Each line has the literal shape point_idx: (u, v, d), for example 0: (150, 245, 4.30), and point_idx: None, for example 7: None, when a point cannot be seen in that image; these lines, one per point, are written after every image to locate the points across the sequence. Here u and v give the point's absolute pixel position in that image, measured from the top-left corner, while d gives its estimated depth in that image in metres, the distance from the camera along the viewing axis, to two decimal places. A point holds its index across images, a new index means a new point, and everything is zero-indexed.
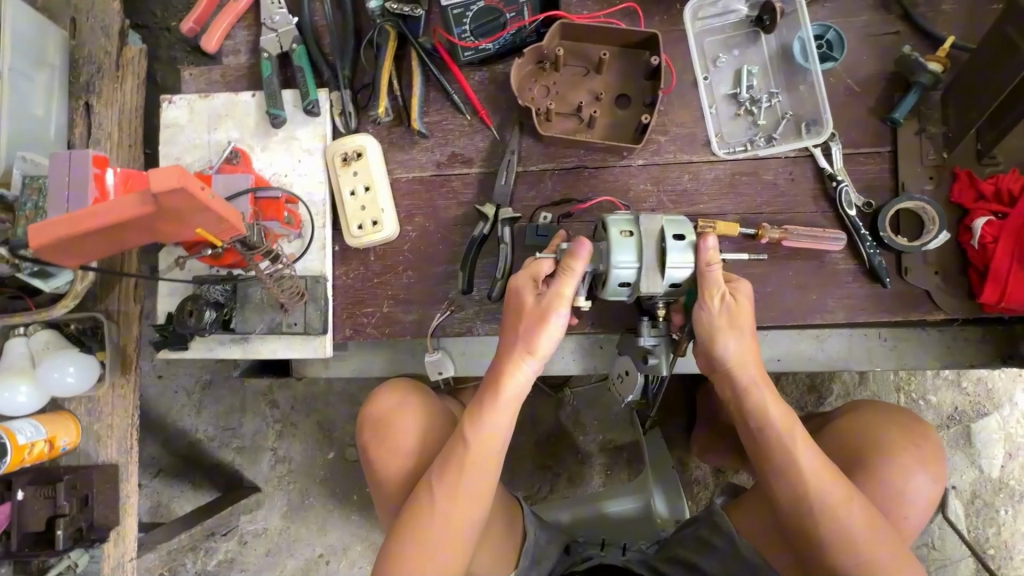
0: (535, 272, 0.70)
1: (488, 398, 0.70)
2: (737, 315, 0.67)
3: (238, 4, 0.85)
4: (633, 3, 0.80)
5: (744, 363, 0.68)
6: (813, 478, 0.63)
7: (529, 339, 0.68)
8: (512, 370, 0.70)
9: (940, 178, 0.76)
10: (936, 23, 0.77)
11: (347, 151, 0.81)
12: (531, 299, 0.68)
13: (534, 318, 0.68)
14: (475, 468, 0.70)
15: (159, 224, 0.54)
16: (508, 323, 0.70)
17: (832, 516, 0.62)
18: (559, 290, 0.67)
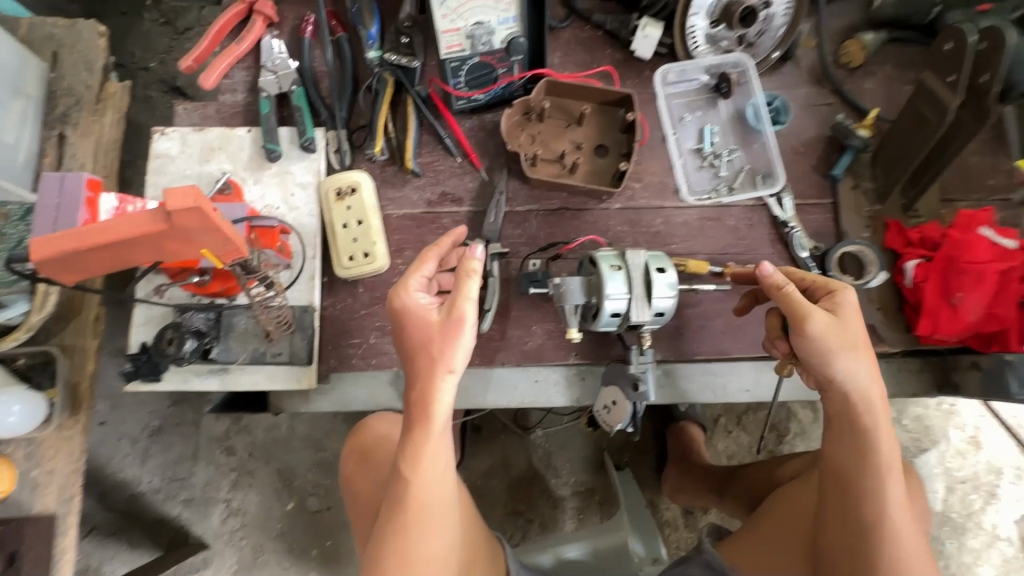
0: (423, 269, 0.69)
1: (421, 426, 0.64)
2: (851, 337, 0.66)
3: (238, 48, 0.88)
4: (608, 67, 0.90)
5: (860, 383, 0.67)
6: (900, 499, 0.67)
7: (445, 355, 0.62)
8: (436, 393, 0.63)
9: (875, 228, 0.87)
10: (860, 98, 0.91)
11: (342, 186, 0.83)
12: (432, 313, 0.64)
13: (441, 332, 0.63)
14: (420, 510, 0.64)
15: (167, 242, 0.54)
16: (406, 345, 0.66)
17: (899, 544, 0.66)
18: (456, 298, 0.62)
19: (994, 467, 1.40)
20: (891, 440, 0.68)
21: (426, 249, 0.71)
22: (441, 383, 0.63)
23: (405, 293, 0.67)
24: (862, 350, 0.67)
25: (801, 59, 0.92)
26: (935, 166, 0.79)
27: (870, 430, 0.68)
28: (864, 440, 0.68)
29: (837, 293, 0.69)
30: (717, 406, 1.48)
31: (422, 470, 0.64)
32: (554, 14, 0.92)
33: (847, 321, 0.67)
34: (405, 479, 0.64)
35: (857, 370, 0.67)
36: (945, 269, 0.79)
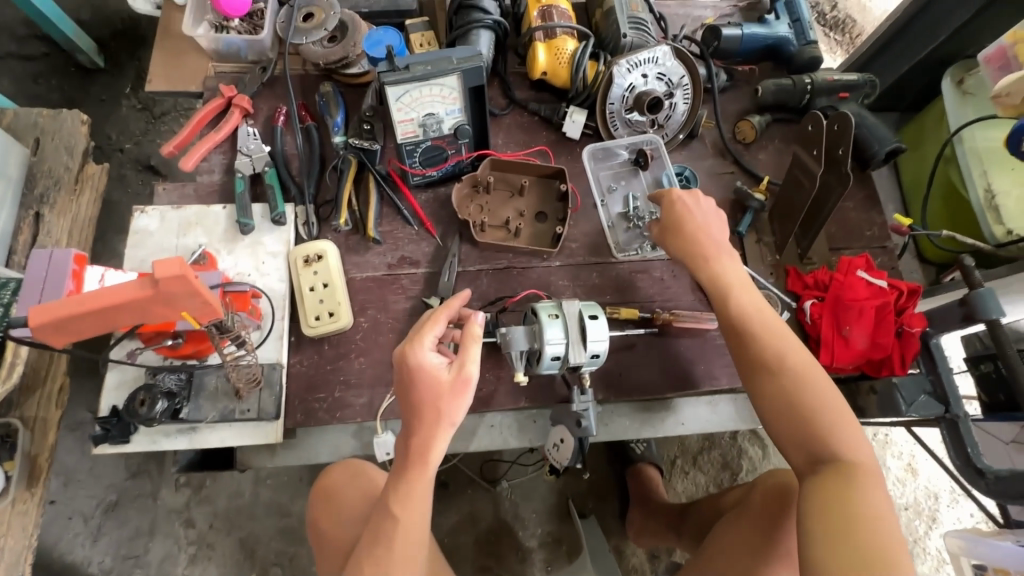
0: (436, 320, 0.72)
1: (416, 471, 0.70)
2: (670, 217, 0.88)
3: (216, 136, 0.99)
4: (544, 145, 1.06)
5: (687, 243, 0.86)
6: (755, 320, 0.80)
7: (448, 416, 0.70)
8: (436, 442, 0.70)
9: (777, 274, 1.01)
10: (754, 167, 1.08)
11: (310, 254, 0.93)
12: (443, 372, 0.70)
13: (450, 391, 0.69)
14: (405, 542, 0.70)
15: (152, 306, 0.61)
16: (407, 399, 0.70)
17: (769, 359, 0.77)
18: (464, 359, 0.71)
19: (931, 493, 1.62)
20: (732, 275, 0.84)
21: (435, 309, 0.74)
22: (441, 436, 0.70)
23: (419, 350, 0.70)
24: (685, 225, 0.87)
25: (704, 137, 1.10)
26: (817, 220, 0.94)
27: (712, 275, 0.84)
28: (713, 285, 0.83)
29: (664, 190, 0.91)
30: (673, 448, 1.57)
31: (411, 509, 0.70)
32: (497, 104, 1.08)
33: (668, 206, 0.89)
34: (391, 509, 0.71)
35: (685, 233, 0.87)
36: (834, 304, 0.93)
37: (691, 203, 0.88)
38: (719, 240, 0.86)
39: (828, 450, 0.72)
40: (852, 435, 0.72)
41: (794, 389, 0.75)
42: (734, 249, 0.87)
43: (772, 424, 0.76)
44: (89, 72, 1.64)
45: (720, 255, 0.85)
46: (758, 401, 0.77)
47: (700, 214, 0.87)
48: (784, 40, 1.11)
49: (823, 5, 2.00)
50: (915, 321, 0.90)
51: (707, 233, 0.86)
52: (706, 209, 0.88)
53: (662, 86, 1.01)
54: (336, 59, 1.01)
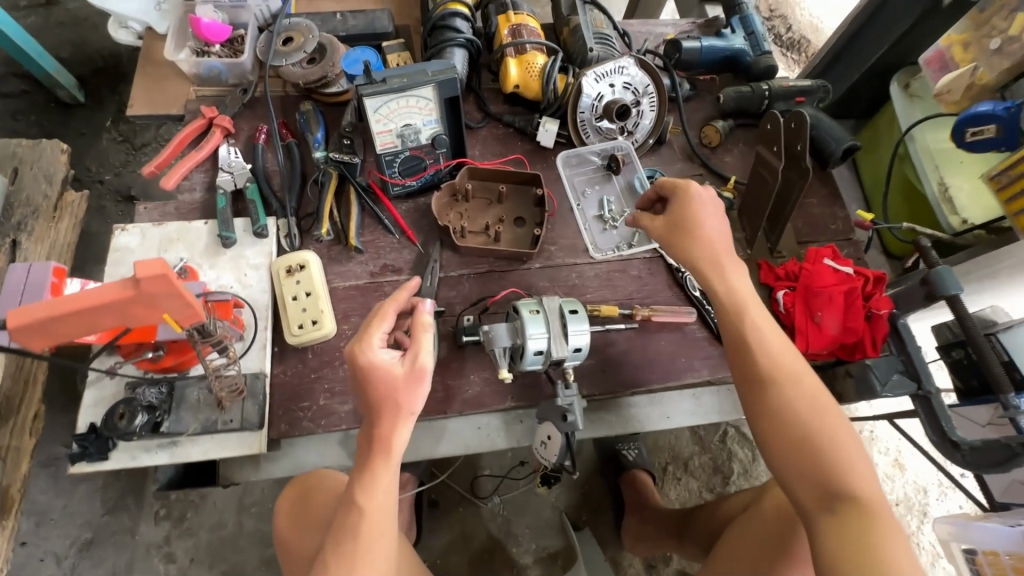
0: (383, 314, 0.74)
1: (380, 459, 0.70)
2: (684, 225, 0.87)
3: (198, 155, 1.01)
4: (519, 154, 1.10)
5: (700, 255, 0.84)
6: (772, 345, 0.78)
7: (409, 408, 0.70)
8: (398, 433, 0.70)
9: (750, 268, 1.05)
10: (721, 168, 1.13)
11: (292, 264, 0.93)
12: (396, 365, 0.71)
13: (406, 382, 0.70)
14: (373, 530, 0.69)
15: (132, 307, 0.61)
16: (365, 393, 0.70)
17: (785, 386, 0.75)
18: (416, 350, 0.72)
19: (920, 487, 1.64)
20: (746, 294, 0.82)
21: (381, 306, 0.76)
22: (402, 428, 0.70)
23: (367, 350, 0.71)
24: (696, 234, 0.85)
25: (672, 142, 1.15)
26: (783, 215, 0.99)
27: (727, 295, 0.82)
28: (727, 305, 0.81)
29: (685, 189, 0.89)
30: (664, 454, 1.57)
31: (377, 497, 0.69)
32: (473, 118, 1.12)
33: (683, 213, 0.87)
34: (354, 501, 0.69)
35: (696, 241, 0.85)
36: (805, 292, 0.97)
37: (708, 210, 0.87)
38: (731, 253, 0.85)
39: (840, 483, 0.69)
40: (865, 470, 0.70)
41: (811, 419, 0.73)
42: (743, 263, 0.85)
43: (782, 455, 0.73)
44: (68, 107, 1.66)
45: (732, 270, 0.83)
46: (771, 429, 0.75)
47: (713, 225, 0.86)
48: (740, 52, 1.18)
49: (780, 27, 2.14)
50: (882, 304, 0.94)
51: (720, 246, 0.84)
52: (719, 226, 0.86)
53: (628, 95, 1.06)
54: (315, 79, 1.04)
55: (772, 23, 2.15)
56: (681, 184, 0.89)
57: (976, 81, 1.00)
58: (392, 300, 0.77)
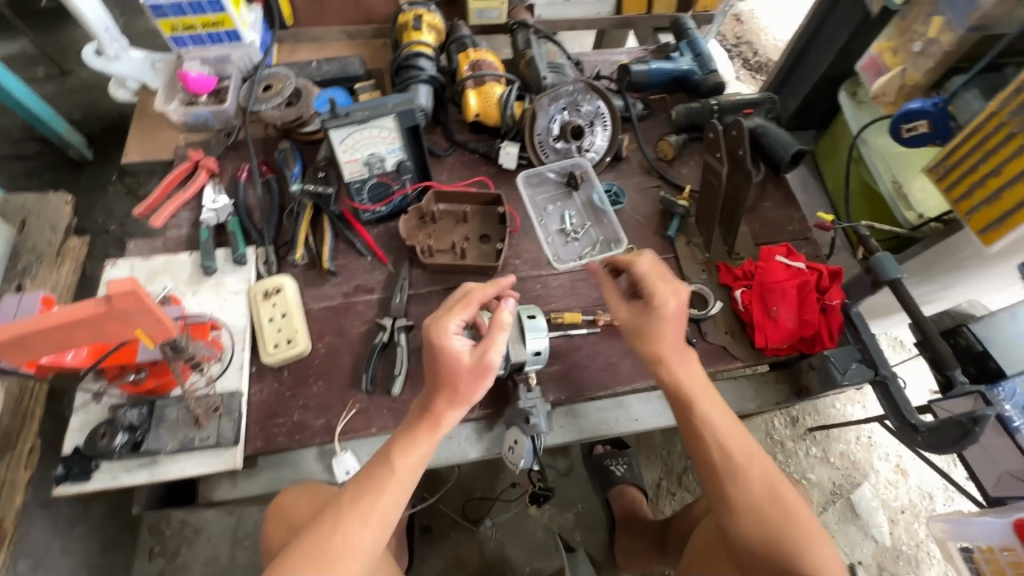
0: (469, 300, 0.79)
1: (426, 429, 0.76)
2: (641, 330, 0.85)
3: (183, 194, 1.09)
4: (483, 177, 1.16)
5: (650, 350, 0.84)
6: (722, 427, 0.79)
7: (465, 396, 0.76)
8: (450, 416, 0.76)
9: (709, 270, 1.08)
10: (677, 180, 1.18)
11: (269, 288, 0.99)
12: (467, 355, 0.75)
13: (471, 374, 0.75)
14: (389, 494, 0.74)
15: (106, 322, 0.67)
16: (436, 375, 0.76)
17: (737, 467, 0.77)
18: (490, 344, 0.76)
19: (925, 492, 1.60)
20: (697, 380, 0.83)
21: (470, 293, 0.80)
22: (455, 411, 0.77)
23: (445, 334, 0.75)
24: (648, 335, 0.84)
25: (630, 158, 1.21)
26: (735, 218, 1.03)
27: (675, 384, 0.82)
28: (678, 394, 0.82)
29: (650, 304, 0.84)
30: (657, 470, 1.56)
31: (408, 459, 0.75)
32: (440, 147, 1.20)
33: (644, 318, 0.85)
34: (390, 461, 0.75)
35: (645, 340, 0.84)
36: (761, 290, 1.00)
37: (668, 320, 0.83)
38: (681, 346, 0.84)
39: (799, 565, 0.70)
40: (821, 549, 0.71)
41: (769, 506, 0.74)
42: (692, 351, 0.85)
43: (743, 535, 0.74)
44: (78, 165, 1.79)
45: (682, 363, 0.83)
46: (729, 511, 0.76)
47: (672, 325, 0.84)
48: (688, 72, 1.25)
49: (746, 53, 2.25)
50: (835, 295, 0.97)
51: (669, 341, 0.83)
52: (681, 317, 0.84)
53: (581, 117, 1.13)
54: (292, 119, 1.13)
55: (739, 49, 2.25)
56: (652, 297, 0.84)
57: (907, 82, 1.07)
58: (485, 287, 0.82)
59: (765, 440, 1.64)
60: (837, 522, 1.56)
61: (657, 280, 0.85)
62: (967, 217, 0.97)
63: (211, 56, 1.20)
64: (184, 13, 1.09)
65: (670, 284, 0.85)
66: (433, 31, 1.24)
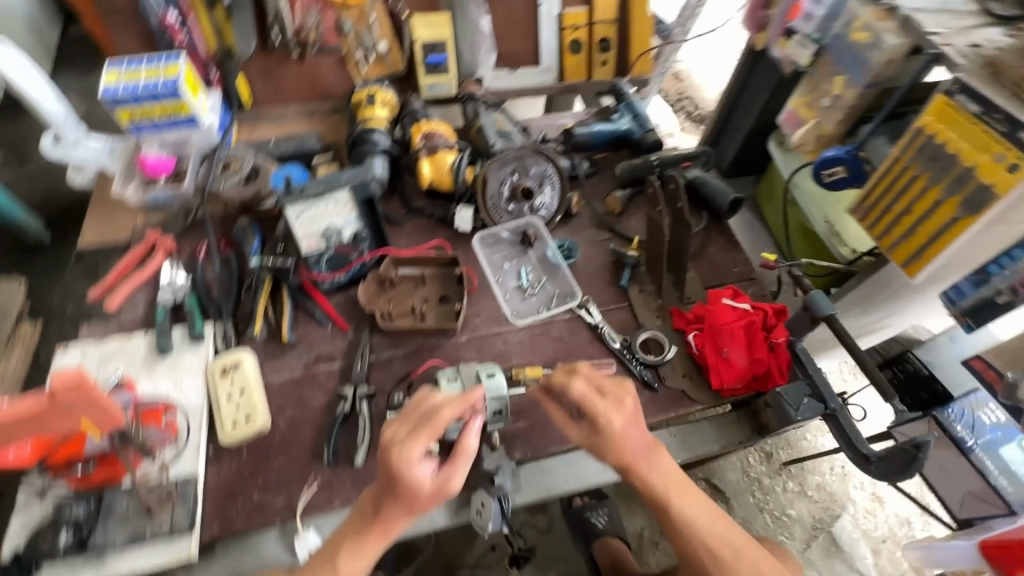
0: (442, 422, 0.73)
1: (375, 539, 0.74)
2: (598, 447, 0.82)
3: (139, 275, 1.10)
4: (441, 240, 1.20)
5: (613, 458, 0.81)
6: (697, 521, 0.80)
7: (418, 512, 0.74)
8: (401, 527, 0.75)
9: (664, 316, 1.12)
10: (627, 231, 1.25)
11: (227, 364, 0.98)
12: (429, 483, 0.72)
13: (430, 498, 0.73)
14: None
15: (49, 417, 0.66)
16: (395, 494, 0.72)
17: (721, 559, 0.78)
18: (453, 471, 0.74)
19: (903, 519, 1.61)
20: (666, 475, 0.81)
21: (443, 411, 0.74)
22: (406, 522, 0.75)
23: (415, 463, 0.71)
24: (605, 452, 0.81)
25: (580, 214, 1.27)
26: (682, 264, 1.09)
27: (644, 484, 0.80)
28: (651, 492, 0.81)
29: (597, 426, 0.80)
30: (639, 519, 1.53)
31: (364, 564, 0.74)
32: (397, 213, 1.24)
33: (599, 437, 0.81)
34: (335, 564, 0.74)
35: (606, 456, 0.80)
36: (711, 332, 1.03)
37: (621, 436, 0.80)
38: (646, 449, 0.81)
39: None
40: None
41: None
42: (658, 444, 0.83)
43: None
44: (35, 248, 1.77)
45: (653, 466, 0.81)
46: None
47: (631, 433, 0.80)
48: (627, 131, 1.35)
49: (688, 107, 2.42)
50: (780, 333, 1.01)
51: (632, 448, 0.80)
52: (637, 423, 0.81)
53: (530, 179, 1.20)
54: (249, 196, 1.16)
55: (681, 104, 2.42)
56: (596, 420, 0.80)
57: (822, 133, 1.17)
58: (456, 401, 0.76)
59: (742, 478, 1.64)
60: (821, 558, 1.55)
61: (594, 400, 0.81)
62: (890, 251, 1.02)
63: (169, 139, 1.24)
64: (141, 102, 1.14)
65: (610, 400, 0.81)
66: (386, 106, 1.30)
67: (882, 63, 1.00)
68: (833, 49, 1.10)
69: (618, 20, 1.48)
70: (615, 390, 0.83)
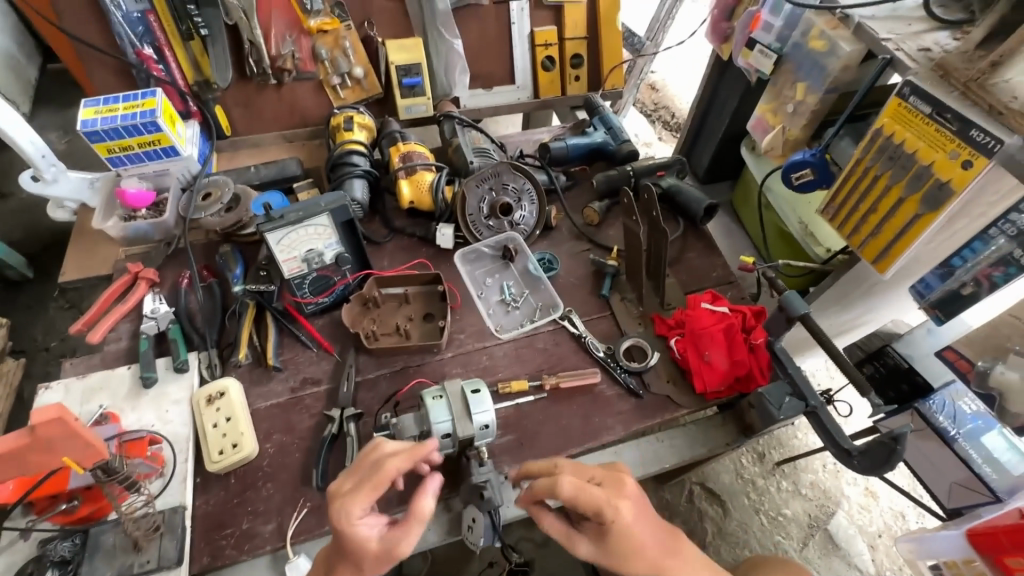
0: (383, 478, 0.66)
1: None
2: (615, 551, 0.67)
3: (121, 308, 1.09)
4: (423, 259, 1.22)
5: (637, 556, 0.67)
6: None
7: (368, 574, 0.68)
8: None
9: (645, 322, 1.14)
10: (606, 241, 1.27)
11: (212, 393, 0.98)
12: (374, 543, 0.66)
13: (375, 560, 0.67)
14: None
15: (33, 454, 0.66)
16: (340, 549, 0.68)
17: None
18: (400, 532, 0.67)
19: (897, 513, 1.62)
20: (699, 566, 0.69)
21: (386, 465, 0.67)
22: None
23: (352, 523, 0.65)
24: (622, 554, 0.67)
25: (560, 227, 1.29)
26: (660, 270, 1.11)
27: None
28: None
29: (604, 523, 0.66)
30: None
31: None
32: (379, 234, 1.25)
33: (610, 541, 0.67)
34: None
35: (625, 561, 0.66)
36: (692, 337, 1.05)
37: (630, 529, 0.66)
38: (665, 543, 0.68)
39: None
40: None
41: None
42: (677, 537, 0.70)
43: None
44: (17, 284, 1.76)
45: (679, 560, 0.68)
46: None
47: (645, 531, 0.67)
48: (602, 144, 1.38)
49: (665, 116, 2.47)
50: (759, 334, 1.03)
51: (647, 543, 0.67)
52: (644, 517, 0.68)
53: (509, 195, 1.22)
54: (231, 223, 1.18)
55: (658, 114, 2.48)
56: (601, 518, 0.65)
57: (788, 137, 1.21)
58: (405, 451, 0.70)
59: (737, 480, 1.65)
60: (819, 556, 1.55)
61: (588, 496, 0.66)
62: (860, 249, 1.05)
63: (149, 171, 1.25)
64: (121, 136, 1.14)
65: (607, 490, 0.67)
66: (364, 129, 1.34)
67: (839, 68, 1.05)
68: (792, 58, 1.14)
69: (589, 37, 1.52)
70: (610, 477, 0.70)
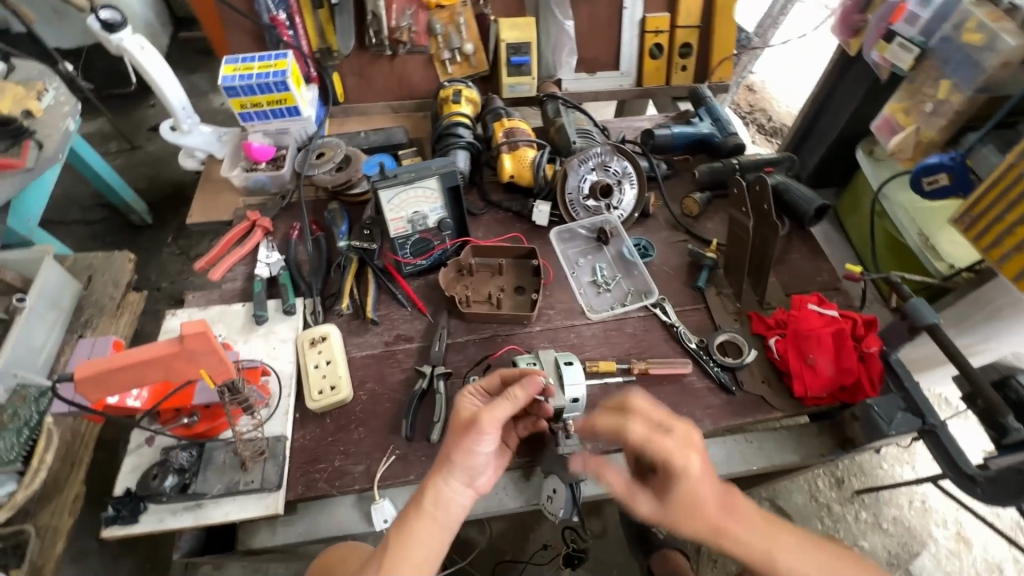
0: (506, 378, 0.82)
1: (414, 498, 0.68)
2: (673, 511, 0.64)
3: (240, 251, 1.18)
4: (517, 233, 1.24)
5: (698, 512, 0.63)
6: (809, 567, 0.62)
7: (450, 453, 0.69)
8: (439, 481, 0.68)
9: (742, 319, 1.09)
10: (704, 234, 1.23)
11: (315, 336, 1.04)
12: (467, 410, 0.74)
13: (462, 432, 0.70)
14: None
15: (176, 361, 0.73)
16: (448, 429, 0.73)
17: None
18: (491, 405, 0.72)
19: (994, 565, 1.47)
20: (755, 517, 0.64)
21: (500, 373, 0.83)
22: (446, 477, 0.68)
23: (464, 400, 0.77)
24: (677, 510, 0.64)
25: (656, 215, 1.27)
26: (765, 267, 1.07)
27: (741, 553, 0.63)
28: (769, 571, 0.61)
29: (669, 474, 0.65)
30: None
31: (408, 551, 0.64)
32: (476, 206, 1.28)
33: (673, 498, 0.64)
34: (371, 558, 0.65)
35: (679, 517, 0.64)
36: (795, 338, 1.00)
37: (696, 484, 0.63)
38: (725, 503, 0.64)
39: None
40: None
41: None
42: (741, 500, 0.65)
43: None
44: (138, 228, 1.93)
45: (736, 517, 0.63)
46: None
47: (709, 491, 0.63)
48: (708, 135, 1.34)
49: (761, 119, 2.36)
50: (872, 342, 0.96)
51: (712, 508, 0.63)
52: (711, 480, 0.65)
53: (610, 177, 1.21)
54: (341, 182, 1.23)
55: (754, 116, 2.37)
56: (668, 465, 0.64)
57: (922, 139, 1.12)
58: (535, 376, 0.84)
59: (810, 503, 1.56)
60: None
61: (658, 440, 0.66)
62: (998, 264, 0.96)
63: (272, 129, 1.34)
64: (254, 93, 1.23)
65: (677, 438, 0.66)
66: (471, 103, 1.36)
67: (996, 65, 0.96)
68: (938, 52, 1.06)
69: (702, 26, 1.48)
70: (682, 428, 0.67)
